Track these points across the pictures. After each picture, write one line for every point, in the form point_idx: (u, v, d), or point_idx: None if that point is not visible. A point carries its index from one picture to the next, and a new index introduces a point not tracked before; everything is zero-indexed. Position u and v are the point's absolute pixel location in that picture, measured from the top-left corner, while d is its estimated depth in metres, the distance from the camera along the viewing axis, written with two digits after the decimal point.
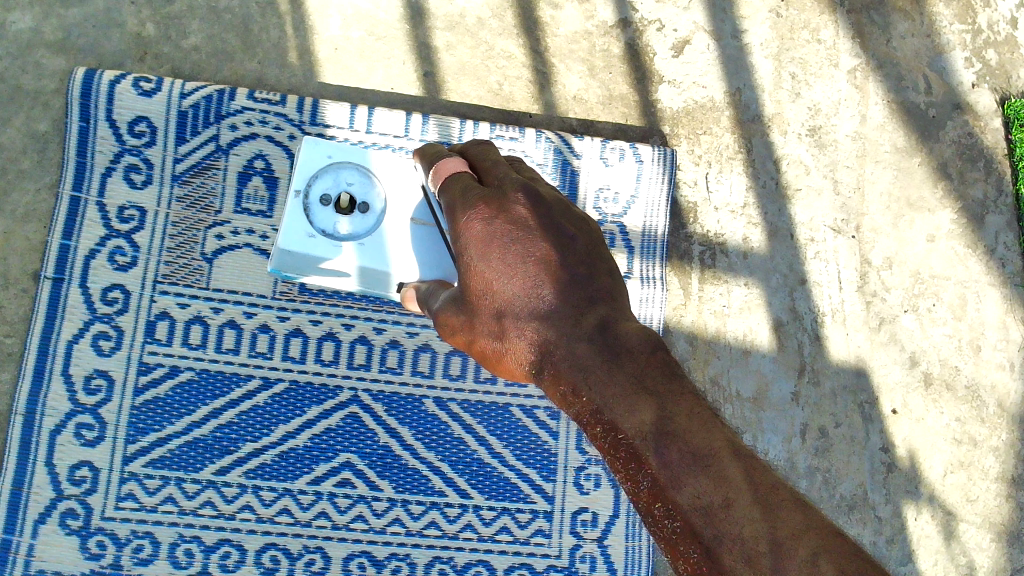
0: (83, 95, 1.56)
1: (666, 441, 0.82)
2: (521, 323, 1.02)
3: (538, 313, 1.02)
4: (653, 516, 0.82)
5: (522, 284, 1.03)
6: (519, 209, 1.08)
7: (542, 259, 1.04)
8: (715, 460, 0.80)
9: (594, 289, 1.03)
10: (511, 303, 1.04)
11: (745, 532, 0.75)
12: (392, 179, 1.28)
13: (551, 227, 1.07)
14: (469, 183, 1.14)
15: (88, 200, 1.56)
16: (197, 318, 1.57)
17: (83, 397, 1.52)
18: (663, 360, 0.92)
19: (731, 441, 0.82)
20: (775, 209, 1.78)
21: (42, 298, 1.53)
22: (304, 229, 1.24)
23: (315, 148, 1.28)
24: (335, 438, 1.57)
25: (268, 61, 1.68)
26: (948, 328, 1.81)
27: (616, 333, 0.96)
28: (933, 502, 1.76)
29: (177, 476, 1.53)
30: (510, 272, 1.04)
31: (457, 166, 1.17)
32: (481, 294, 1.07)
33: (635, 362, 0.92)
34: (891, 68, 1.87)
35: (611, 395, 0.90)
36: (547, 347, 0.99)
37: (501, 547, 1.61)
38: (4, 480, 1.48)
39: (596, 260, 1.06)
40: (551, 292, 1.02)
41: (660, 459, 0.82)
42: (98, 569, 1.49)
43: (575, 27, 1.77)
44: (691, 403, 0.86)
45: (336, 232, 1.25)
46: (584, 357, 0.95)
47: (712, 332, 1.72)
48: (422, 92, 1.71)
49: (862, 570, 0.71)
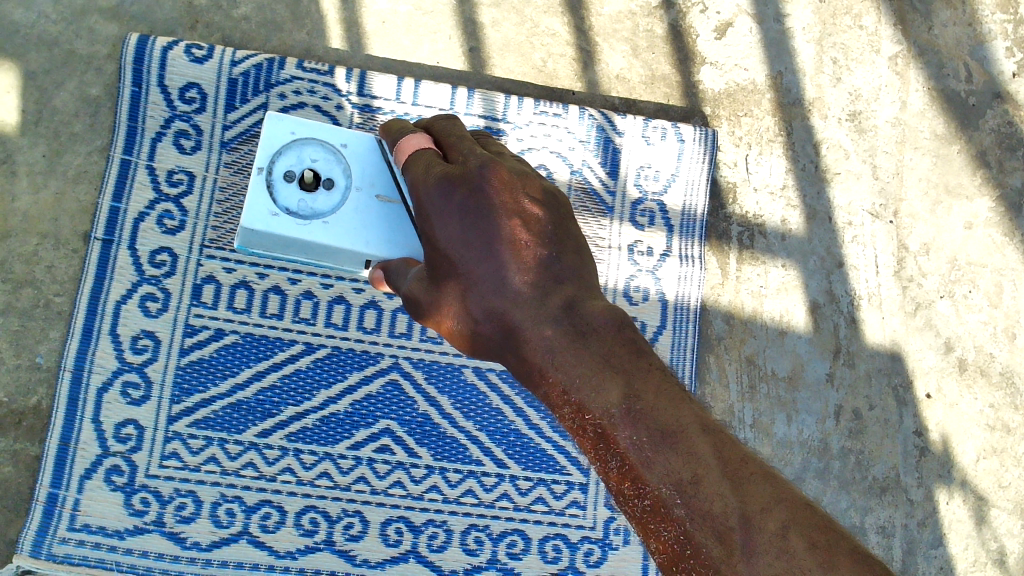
0: (136, 61, 1.56)
1: (635, 422, 0.83)
2: (485, 307, 0.95)
3: (504, 297, 0.94)
4: (624, 494, 0.84)
5: (491, 267, 0.95)
6: (482, 178, 0.98)
7: (509, 239, 0.96)
8: (683, 437, 0.81)
9: (560, 266, 0.97)
10: (474, 284, 0.95)
11: (716, 508, 0.77)
12: (358, 155, 1.18)
13: (518, 202, 0.98)
14: (434, 160, 1.04)
15: (139, 164, 1.57)
16: (242, 283, 1.57)
17: (130, 355, 1.53)
18: (629, 339, 0.90)
19: (700, 418, 0.83)
20: (815, 192, 1.80)
21: (92, 259, 1.53)
22: (266, 207, 1.13)
23: (276, 124, 1.18)
24: (376, 404, 1.59)
25: (316, 32, 1.68)
26: (984, 314, 1.83)
27: (583, 313, 0.92)
28: (965, 486, 1.79)
29: (220, 437, 1.54)
30: (476, 256, 0.95)
31: (420, 140, 1.08)
32: (443, 273, 0.98)
33: (601, 342, 0.90)
34: (932, 55, 1.88)
35: (578, 376, 0.88)
36: (510, 328, 0.94)
37: (536, 517, 1.64)
38: (52, 436, 1.49)
39: (562, 235, 1.00)
40: (516, 273, 0.95)
41: (631, 440, 0.82)
42: (142, 525, 1.50)
43: (619, 6, 1.78)
44: (657, 381, 0.86)
45: (300, 210, 1.14)
46: (550, 339, 0.92)
47: (749, 312, 1.74)
48: (467, 67, 1.72)
49: (828, 538, 0.74)
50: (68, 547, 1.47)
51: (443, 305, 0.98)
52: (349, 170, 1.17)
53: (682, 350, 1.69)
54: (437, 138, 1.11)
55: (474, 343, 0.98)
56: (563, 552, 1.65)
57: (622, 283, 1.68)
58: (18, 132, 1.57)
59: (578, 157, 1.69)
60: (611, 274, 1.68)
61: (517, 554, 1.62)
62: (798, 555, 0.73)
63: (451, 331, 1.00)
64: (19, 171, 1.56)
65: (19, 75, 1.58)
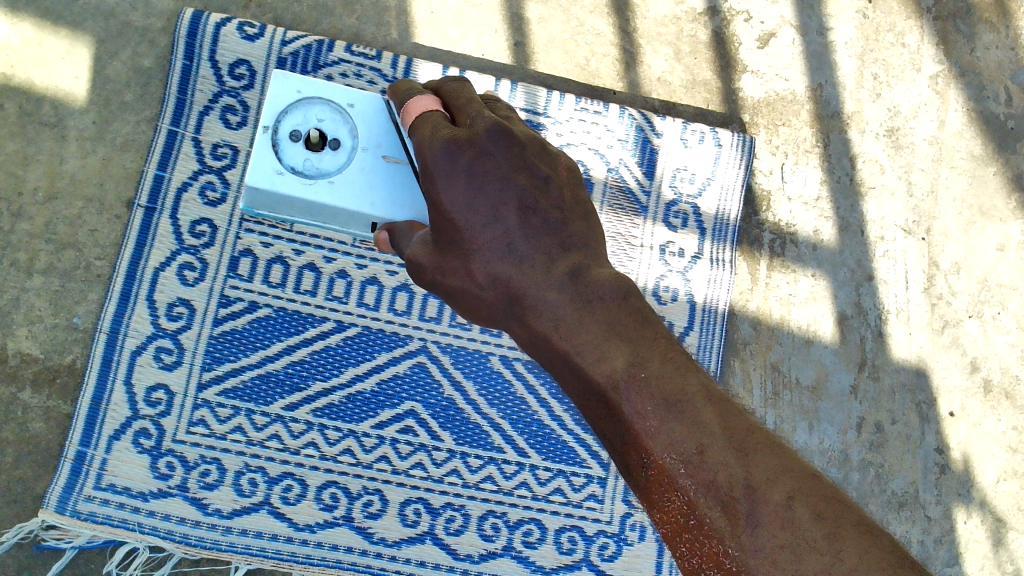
0: (189, 34, 1.60)
1: (639, 389, 0.81)
2: (490, 273, 0.94)
3: (508, 263, 0.94)
4: (629, 464, 0.82)
5: (497, 232, 0.94)
6: (489, 146, 0.96)
7: (515, 204, 0.95)
8: (689, 406, 0.78)
9: (567, 233, 0.97)
10: (481, 248, 0.94)
11: (721, 478, 0.74)
12: (365, 115, 1.20)
13: (525, 168, 0.98)
14: (441, 122, 1.01)
15: (185, 135, 1.60)
16: (278, 258, 1.59)
17: (165, 321, 1.55)
18: (634, 307, 0.90)
19: (707, 386, 0.80)
20: (848, 204, 1.81)
21: (134, 225, 1.56)
22: (272, 166, 1.15)
23: (283, 82, 1.19)
24: (402, 385, 1.60)
25: (365, 18, 1.71)
26: (1012, 337, 1.83)
27: (589, 280, 0.92)
28: (984, 507, 1.78)
29: (247, 407, 1.56)
30: (480, 219, 0.94)
31: (427, 103, 1.06)
32: (450, 237, 0.96)
33: (606, 310, 0.89)
34: (973, 77, 1.89)
35: (582, 343, 0.88)
36: (516, 295, 0.94)
37: (553, 507, 1.64)
38: (84, 395, 1.51)
39: (569, 202, 0.99)
40: (522, 239, 0.94)
41: (635, 407, 0.81)
42: (166, 489, 1.52)
43: (664, 10, 1.80)
44: (662, 347, 0.85)
45: (306, 170, 1.16)
46: (557, 307, 0.91)
47: (777, 319, 1.75)
48: (511, 61, 1.75)
49: (837, 511, 0.72)
50: (92, 506, 1.48)
51: (446, 271, 0.97)
52: (355, 131, 1.19)
53: (708, 353, 1.70)
54: (444, 100, 1.08)
55: (480, 311, 0.98)
56: (578, 544, 1.65)
57: (652, 283, 1.69)
58: (71, 97, 1.61)
59: (616, 156, 1.70)
60: (642, 273, 1.69)
61: (533, 543, 1.63)
62: (803, 526, 0.71)
63: (454, 298, 0.99)
64: (69, 135, 1.60)
65: (75, 42, 1.62)
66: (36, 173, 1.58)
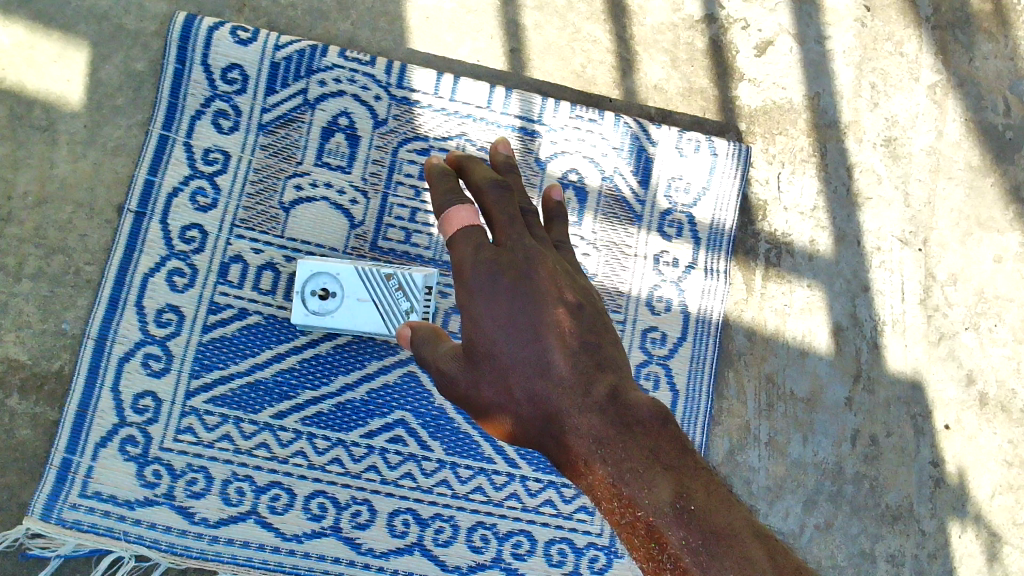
0: (182, 38, 1.59)
1: (688, 524, 0.68)
2: (527, 393, 0.82)
3: (543, 379, 0.81)
4: None
5: (532, 350, 0.83)
6: (530, 263, 0.89)
7: (555, 321, 0.85)
8: (740, 544, 0.67)
9: (605, 353, 0.84)
10: (514, 365, 0.83)
11: None
12: (350, 279, 1.50)
13: (562, 291, 0.88)
14: (482, 239, 0.93)
15: (176, 140, 1.58)
16: (269, 264, 1.58)
17: (154, 328, 1.54)
18: (680, 435, 0.76)
19: (753, 522, 0.70)
20: (844, 215, 1.79)
21: (124, 230, 1.55)
22: (302, 310, 1.51)
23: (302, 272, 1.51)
24: (392, 394, 1.58)
25: (360, 23, 1.70)
26: (1008, 349, 1.82)
27: (630, 399, 0.78)
28: (978, 521, 1.76)
29: (236, 415, 1.54)
30: (517, 340, 0.84)
31: (467, 214, 0.97)
32: (481, 353, 0.87)
33: (650, 435, 0.75)
34: (972, 87, 1.87)
35: (625, 468, 0.73)
36: (552, 416, 0.80)
37: (543, 519, 1.62)
38: (71, 401, 1.50)
39: (603, 325, 0.88)
40: (560, 354, 0.82)
41: (684, 542, 0.68)
42: (152, 497, 1.50)
43: (661, 17, 1.79)
44: (713, 482, 0.72)
45: (319, 311, 1.51)
46: (596, 428, 0.76)
47: (772, 330, 1.73)
48: (507, 67, 1.73)
49: None
50: (78, 513, 1.47)
51: (479, 387, 0.87)
52: (342, 284, 1.50)
53: (701, 364, 1.69)
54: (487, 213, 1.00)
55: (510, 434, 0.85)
56: (567, 556, 1.63)
57: (646, 293, 1.68)
58: (62, 101, 1.59)
59: (611, 164, 1.69)
60: (635, 282, 1.68)
61: (522, 555, 1.61)
62: None
63: (484, 417, 0.88)
64: (60, 139, 1.58)
65: (67, 45, 1.60)
66: (27, 177, 1.57)
